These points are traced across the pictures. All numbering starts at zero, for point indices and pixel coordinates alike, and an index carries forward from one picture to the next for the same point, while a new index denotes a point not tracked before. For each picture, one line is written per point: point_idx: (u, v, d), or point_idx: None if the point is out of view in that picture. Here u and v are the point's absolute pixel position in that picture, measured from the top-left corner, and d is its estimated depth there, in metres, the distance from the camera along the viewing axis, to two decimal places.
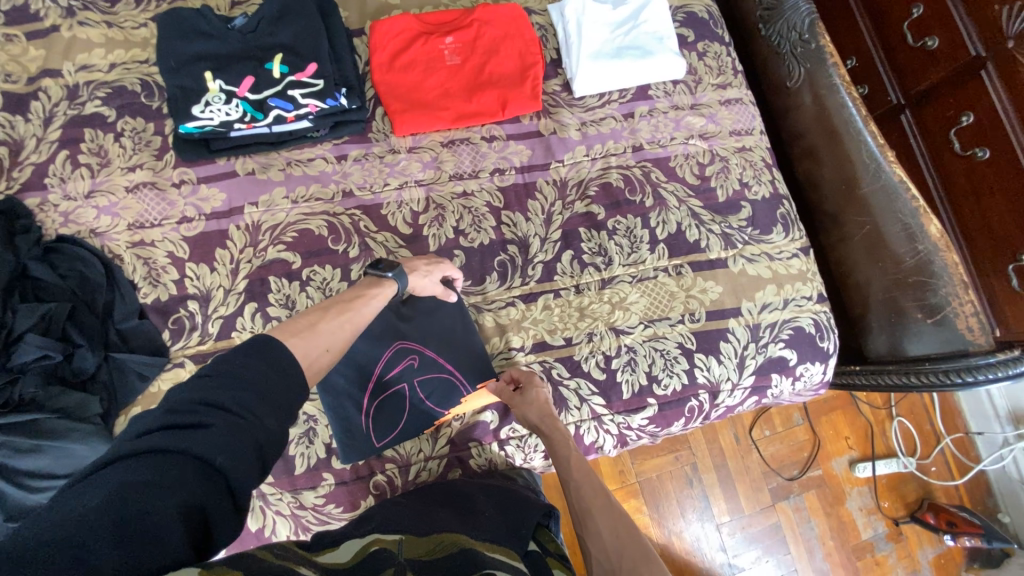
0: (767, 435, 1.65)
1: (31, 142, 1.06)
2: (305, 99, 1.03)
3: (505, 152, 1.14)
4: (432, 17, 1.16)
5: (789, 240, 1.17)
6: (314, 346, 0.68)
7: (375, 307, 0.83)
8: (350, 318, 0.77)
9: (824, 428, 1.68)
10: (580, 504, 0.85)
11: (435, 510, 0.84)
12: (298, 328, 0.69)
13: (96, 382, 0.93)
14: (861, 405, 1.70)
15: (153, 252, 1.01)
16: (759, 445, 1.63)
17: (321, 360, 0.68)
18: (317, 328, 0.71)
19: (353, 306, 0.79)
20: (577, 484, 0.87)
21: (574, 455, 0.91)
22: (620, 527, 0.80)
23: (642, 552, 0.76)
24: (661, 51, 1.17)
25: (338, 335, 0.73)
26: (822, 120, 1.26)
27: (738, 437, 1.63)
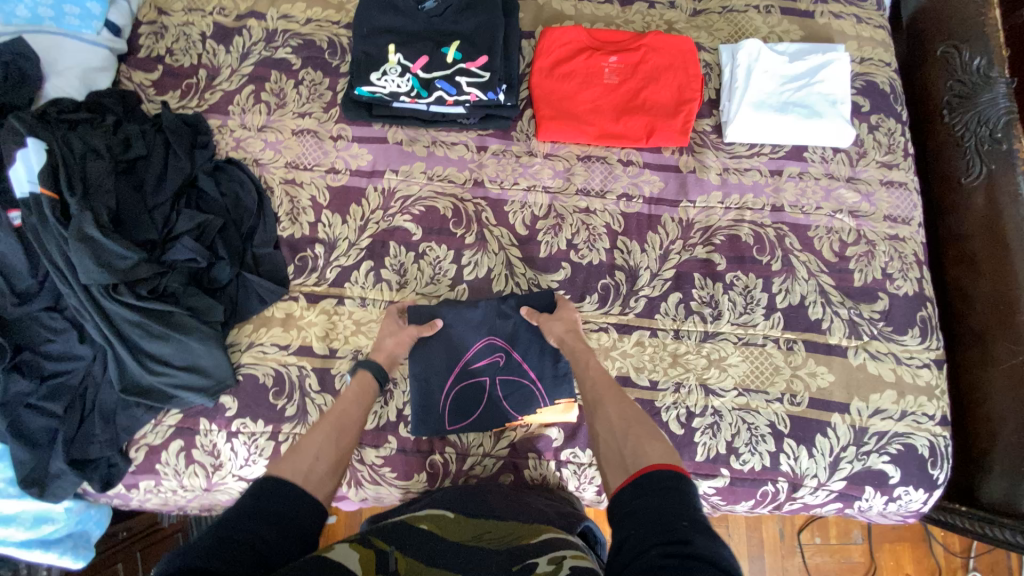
0: (817, 542, 1.50)
1: (226, 71, 1.19)
2: (468, 87, 1.08)
3: (638, 179, 1.13)
4: (602, 35, 1.18)
5: (925, 347, 1.05)
6: (304, 463, 0.72)
7: (358, 408, 0.86)
8: (334, 425, 0.81)
9: (884, 557, 1.49)
10: (594, 399, 0.84)
11: (486, 496, 0.85)
12: (284, 454, 0.73)
13: (225, 293, 1.03)
14: (935, 544, 1.50)
15: (299, 193, 1.11)
16: (804, 551, 1.49)
17: (315, 471, 0.71)
18: (303, 446, 0.75)
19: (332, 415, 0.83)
20: (591, 383, 0.87)
21: (594, 362, 0.91)
22: (627, 415, 0.78)
23: (650, 435, 0.72)
24: (831, 115, 1.10)
25: (324, 445, 0.77)
26: (992, 228, 1.13)
27: (783, 533, 1.50)
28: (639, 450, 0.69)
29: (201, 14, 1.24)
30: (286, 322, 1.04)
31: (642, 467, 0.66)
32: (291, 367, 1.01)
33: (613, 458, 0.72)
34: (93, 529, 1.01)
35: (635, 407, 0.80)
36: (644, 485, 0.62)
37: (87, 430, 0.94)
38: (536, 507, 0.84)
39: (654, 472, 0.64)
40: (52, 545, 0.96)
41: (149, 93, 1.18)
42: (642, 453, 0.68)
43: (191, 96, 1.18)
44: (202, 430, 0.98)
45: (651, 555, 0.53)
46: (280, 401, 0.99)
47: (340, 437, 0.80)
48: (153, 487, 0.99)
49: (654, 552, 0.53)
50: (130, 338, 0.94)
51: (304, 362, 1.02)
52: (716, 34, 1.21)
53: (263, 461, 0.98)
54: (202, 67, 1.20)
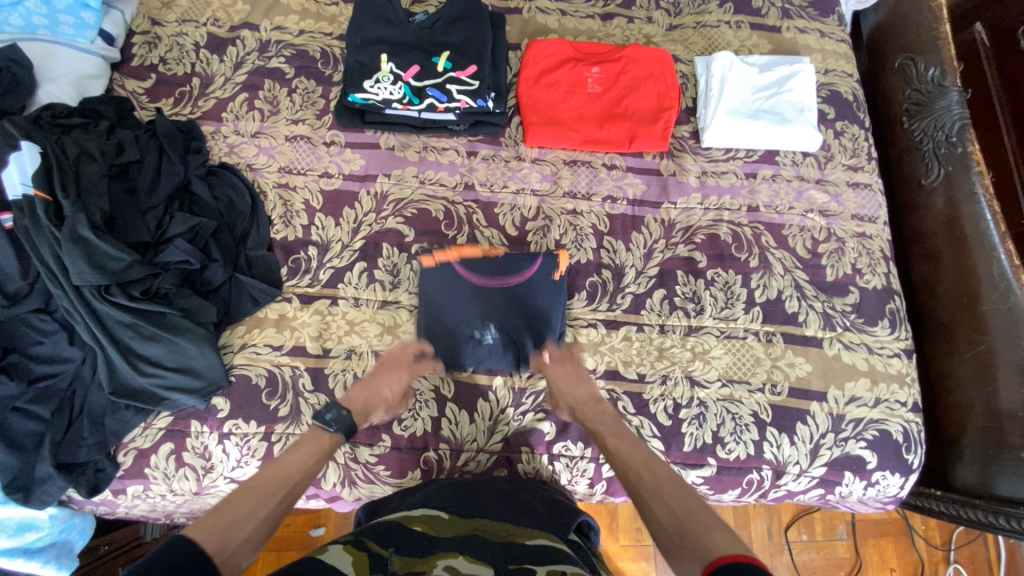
0: (803, 539, 1.53)
1: (219, 80, 1.22)
2: (459, 94, 1.13)
3: (621, 182, 1.18)
4: (585, 47, 1.24)
5: (894, 338, 1.11)
6: (227, 535, 0.70)
7: (304, 476, 0.84)
8: (278, 488, 0.80)
9: (869, 552, 1.53)
10: (630, 480, 0.85)
11: (480, 493, 0.85)
12: (216, 509, 0.73)
13: (218, 295, 1.04)
14: (916, 538, 1.55)
15: (293, 196, 1.13)
16: (792, 547, 1.52)
17: (234, 554, 0.70)
18: (236, 516, 0.73)
19: (285, 473, 0.82)
20: (624, 467, 0.87)
21: (613, 437, 0.93)
22: (672, 499, 0.78)
23: (706, 520, 0.73)
24: (800, 122, 1.17)
25: (256, 516, 0.75)
26: (951, 225, 1.21)
27: (771, 530, 1.53)
28: (697, 540, 0.70)
29: (194, 25, 1.27)
30: (280, 323, 1.05)
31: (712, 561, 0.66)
32: (284, 368, 1.02)
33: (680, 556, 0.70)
34: (76, 539, 0.99)
35: (677, 481, 0.82)
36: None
37: (75, 433, 0.93)
38: (530, 503, 0.85)
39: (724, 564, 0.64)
40: (34, 554, 0.93)
41: (142, 101, 1.20)
42: (706, 547, 0.68)
43: (184, 103, 1.20)
44: (193, 432, 0.98)
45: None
46: (273, 401, 1.00)
47: (281, 501, 0.79)
48: (141, 492, 0.98)
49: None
50: (122, 339, 0.95)
51: (298, 362, 1.02)
52: (691, 46, 1.29)
53: (256, 462, 0.98)
54: (195, 76, 1.22)
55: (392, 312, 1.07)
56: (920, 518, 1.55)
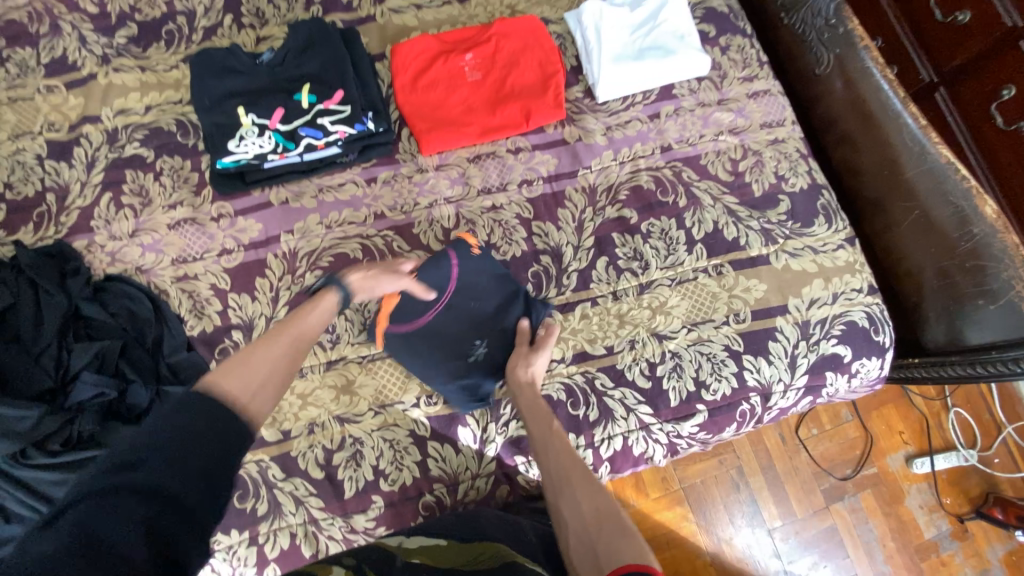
0: (814, 434, 1.57)
1: (76, 187, 1.10)
2: (334, 126, 1.05)
3: (531, 162, 1.13)
4: (451, 36, 1.18)
5: (833, 231, 1.12)
6: (254, 380, 0.70)
7: (317, 328, 0.85)
8: (286, 340, 0.79)
9: (875, 423, 1.59)
10: (557, 476, 0.83)
11: (478, 522, 0.82)
12: (232, 362, 0.71)
13: (150, 416, 0.95)
14: (913, 397, 1.62)
15: (197, 285, 1.04)
16: (807, 445, 1.56)
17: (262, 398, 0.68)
18: (250, 366, 0.71)
19: (286, 331, 0.81)
20: (554, 464, 0.85)
21: (556, 434, 0.89)
22: (600, 503, 0.76)
23: (621, 527, 0.72)
24: (684, 49, 1.15)
25: (277, 366, 0.75)
26: (855, 104, 1.22)
27: (783, 436, 1.57)
28: (610, 546, 0.68)
29: (28, 136, 1.14)
30: None
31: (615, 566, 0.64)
32: (248, 466, 0.95)
33: (586, 556, 0.70)
34: None
35: (606, 491, 0.79)
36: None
37: None
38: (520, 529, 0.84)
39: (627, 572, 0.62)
40: None
41: None
42: (616, 554, 0.67)
43: (45, 225, 1.08)
44: None
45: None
46: (247, 502, 0.94)
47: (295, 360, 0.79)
48: None
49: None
50: (59, 498, 0.86)
51: (261, 454, 0.96)
52: (557, 4, 1.24)
53: (252, 570, 0.93)
54: (48, 190, 1.10)
55: (341, 371, 1.01)
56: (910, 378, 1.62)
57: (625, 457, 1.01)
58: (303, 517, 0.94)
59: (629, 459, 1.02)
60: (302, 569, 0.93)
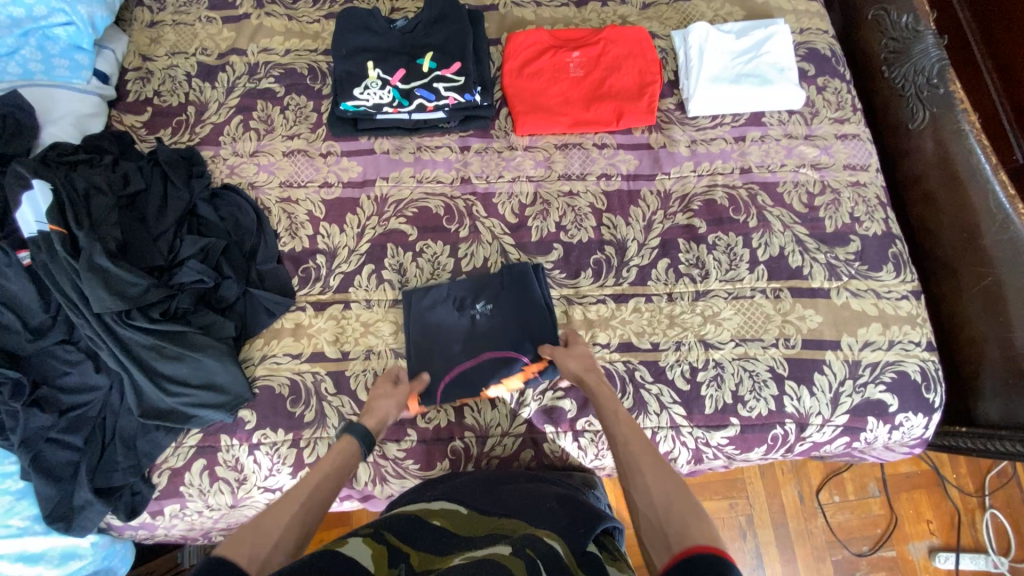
0: (836, 501, 1.53)
1: (213, 105, 1.26)
2: (446, 92, 1.16)
3: (613, 159, 1.20)
4: (563, 34, 1.27)
5: (901, 281, 1.12)
6: (263, 547, 0.69)
7: (335, 479, 0.83)
8: (302, 500, 0.77)
9: (903, 506, 1.53)
10: (627, 457, 0.82)
11: (497, 489, 0.88)
12: (243, 531, 0.70)
13: (234, 310, 1.07)
14: (949, 488, 1.54)
15: (296, 208, 1.15)
16: (825, 510, 1.52)
17: (272, 561, 0.69)
18: (260, 531, 0.71)
19: (304, 487, 0.79)
20: (626, 437, 0.85)
21: (621, 413, 0.90)
22: (666, 485, 0.76)
23: (693, 508, 0.72)
24: (781, 81, 1.19)
25: (292, 528, 0.73)
26: (943, 165, 1.22)
27: (802, 496, 1.53)
28: (682, 528, 0.68)
29: (184, 56, 1.31)
30: (296, 331, 1.07)
31: (688, 548, 0.65)
32: (305, 375, 1.04)
33: (655, 533, 0.70)
34: (118, 566, 1.02)
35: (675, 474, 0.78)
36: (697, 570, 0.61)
37: (110, 457, 0.96)
38: (538, 489, 0.89)
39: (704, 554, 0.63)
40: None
41: (142, 134, 1.23)
42: (687, 535, 0.67)
43: (182, 132, 1.23)
44: (224, 446, 1.00)
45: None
46: (298, 408, 1.02)
47: (306, 515, 0.76)
48: (178, 511, 0.99)
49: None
50: (145, 361, 0.97)
51: (318, 368, 1.05)
52: (666, 22, 1.32)
53: (288, 468, 1.00)
54: (190, 104, 1.26)
55: (403, 310, 1.09)
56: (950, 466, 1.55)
57: None
58: None
59: None
60: None
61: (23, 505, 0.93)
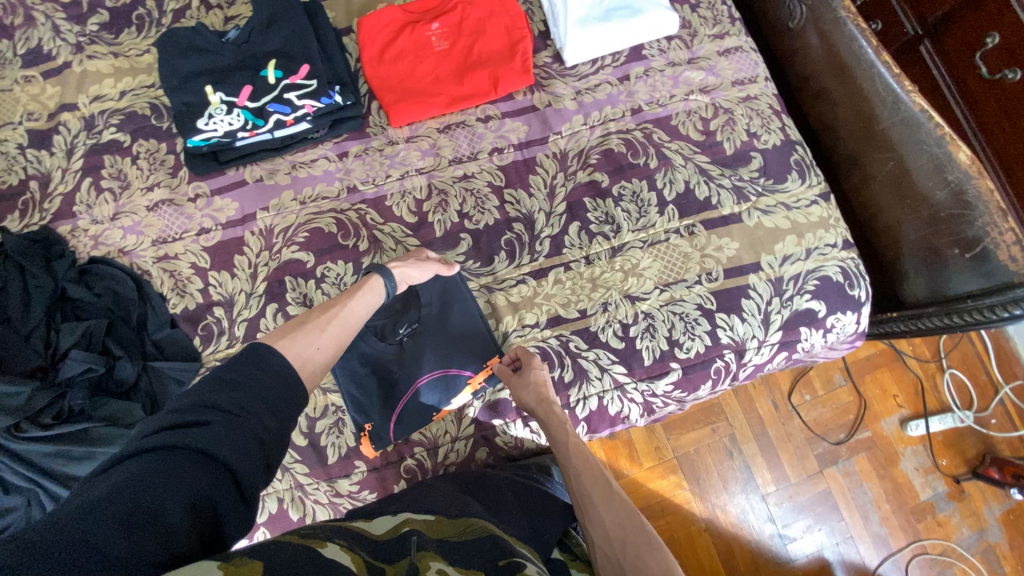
0: (807, 400, 1.59)
1: (58, 174, 1.12)
2: (300, 100, 1.06)
3: (501, 130, 1.13)
4: (417, 6, 1.17)
5: (806, 187, 1.12)
6: (306, 347, 0.72)
7: (361, 312, 0.86)
8: (334, 316, 0.81)
9: (869, 387, 1.60)
10: (581, 491, 0.85)
11: (466, 493, 0.83)
12: (286, 333, 0.73)
13: (139, 390, 0.98)
14: (907, 359, 1.62)
15: (178, 264, 1.06)
16: (800, 411, 1.58)
17: (313, 358, 0.72)
18: (298, 335, 0.74)
19: (336, 309, 0.83)
20: (577, 472, 0.87)
21: (572, 438, 0.91)
22: (621, 516, 0.81)
23: (645, 539, 0.78)
24: (652, 8, 1.13)
25: (327, 335, 0.77)
26: (830, 56, 1.19)
27: (776, 403, 1.58)
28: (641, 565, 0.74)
29: (10, 126, 1.16)
30: None
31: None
32: None
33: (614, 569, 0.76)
34: None
35: (627, 503, 0.83)
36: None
37: None
38: (500, 492, 0.86)
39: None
40: None
41: None
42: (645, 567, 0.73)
43: (30, 211, 1.10)
44: None
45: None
46: None
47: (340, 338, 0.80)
48: None
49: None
50: (54, 469, 0.90)
51: None
52: None
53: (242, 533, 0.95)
54: (32, 179, 1.12)
55: None
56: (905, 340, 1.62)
57: (601, 416, 1.04)
58: (289, 482, 0.98)
59: (605, 419, 1.04)
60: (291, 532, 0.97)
61: None
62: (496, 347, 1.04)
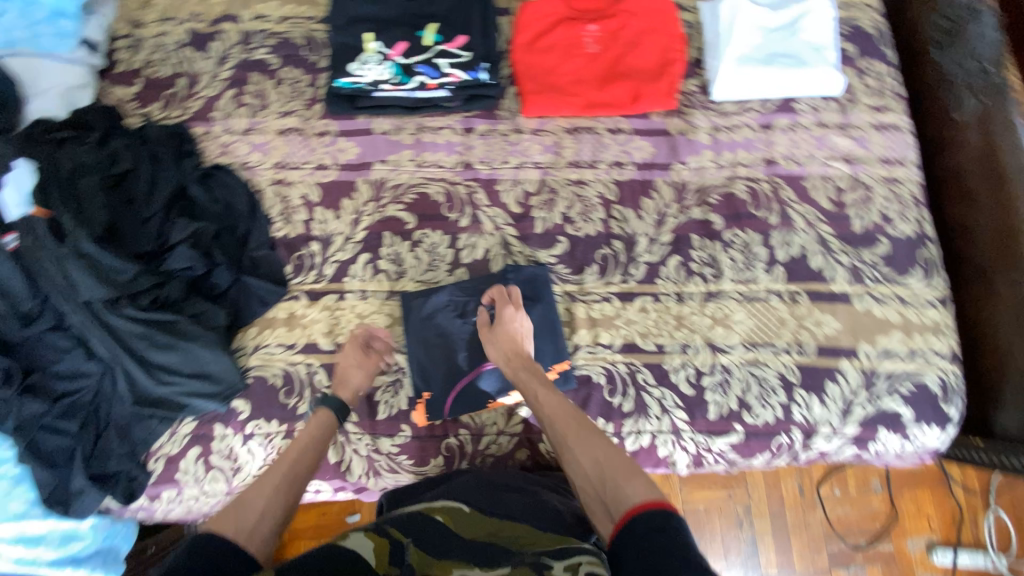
0: (836, 495, 1.48)
1: (206, 78, 1.19)
2: (450, 69, 1.09)
3: (627, 146, 1.11)
4: (579, 3, 1.17)
5: (927, 286, 1.05)
6: (248, 517, 0.72)
7: (314, 455, 0.86)
8: (284, 470, 0.81)
9: (905, 503, 1.46)
10: (556, 435, 0.82)
11: (505, 486, 0.85)
12: (228, 506, 0.73)
13: (227, 298, 1.03)
14: (953, 486, 1.47)
15: (291, 191, 1.10)
16: (824, 504, 1.47)
17: (259, 529, 0.72)
18: (243, 505, 0.74)
19: (287, 457, 0.84)
20: (548, 421, 0.84)
21: (541, 386, 0.89)
22: (599, 452, 0.77)
23: (625, 467, 0.74)
24: (818, 63, 1.09)
25: (273, 496, 0.77)
26: (985, 160, 1.12)
27: (801, 488, 1.49)
28: (618, 493, 0.71)
29: (176, 23, 1.23)
30: (290, 322, 1.04)
31: (626, 513, 0.68)
32: (299, 366, 1.01)
33: (598, 508, 0.73)
34: (120, 544, 1.02)
35: (603, 439, 0.79)
36: (639, 536, 0.64)
37: (104, 446, 0.94)
38: (536, 491, 0.86)
39: (649, 516, 0.65)
40: (82, 562, 0.96)
41: (131, 107, 1.17)
42: (626, 496, 0.70)
43: (173, 106, 1.17)
44: (218, 435, 0.98)
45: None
46: (291, 399, 1.00)
47: (292, 484, 0.80)
48: (175, 496, 0.99)
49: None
50: (137, 350, 0.93)
51: (311, 359, 1.02)
52: None
53: None
54: (181, 76, 1.19)
55: (399, 303, 1.05)
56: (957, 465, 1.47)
57: (648, 455, 1.00)
58: (336, 425, 1.00)
59: (651, 459, 1.01)
60: (325, 473, 1.01)
61: (21, 490, 0.92)
62: (565, 350, 1.02)
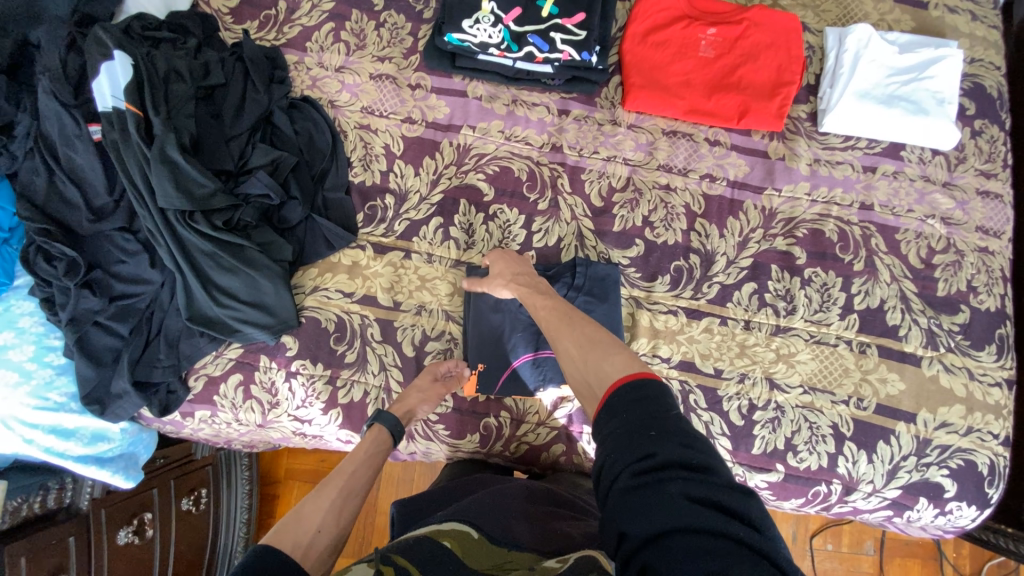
0: (828, 549, 1.39)
1: (306, 5, 1.14)
2: (562, 45, 1.05)
3: (723, 160, 1.08)
4: (703, 4, 1.12)
5: (999, 365, 1.01)
6: (304, 532, 0.66)
7: (368, 468, 0.81)
8: (339, 487, 0.76)
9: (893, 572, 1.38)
10: (551, 331, 0.77)
11: (511, 507, 0.70)
12: (283, 518, 0.67)
13: (294, 234, 1.02)
14: (945, 564, 1.38)
15: (373, 139, 1.08)
16: (814, 556, 1.38)
17: (315, 547, 0.65)
18: (302, 513, 0.68)
19: (341, 473, 0.78)
20: (545, 319, 0.80)
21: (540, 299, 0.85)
22: (586, 339, 0.70)
23: (609, 349, 0.66)
24: (937, 115, 1.04)
25: (329, 509, 0.71)
26: None
27: (795, 535, 1.39)
28: (599, 370, 0.63)
29: None
30: (352, 270, 1.02)
31: (608, 389, 0.60)
32: (353, 316, 1.00)
33: (583, 390, 0.66)
34: (141, 452, 0.99)
35: (592, 326, 0.73)
36: (615, 404, 0.57)
37: (152, 354, 0.93)
38: (550, 510, 0.73)
39: (629, 389, 0.58)
40: (105, 463, 0.93)
41: (226, 21, 1.13)
42: (604, 373, 0.63)
43: (269, 28, 1.13)
44: (262, 367, 0.97)
45: (624, 480, 0.51)
46: (340, 346, 0.98)
47: (349, 497, 0.75)
48: (207, 418, 0.99)
49: (672, 490, 0.48)
50: (201, 266, 0.93)
51: (367, 312, 1.00)
52: (823, 15, 1.16)
53: (320, 404, 0.97)
54: None
55: (463, 273, 1.03)
56: (953, 542, 1.38)
57: None
58: (380, 381, 0.98)
59: None
60: (361, 427, 0.97)
61: (62, 382, 0.90)
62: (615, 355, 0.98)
